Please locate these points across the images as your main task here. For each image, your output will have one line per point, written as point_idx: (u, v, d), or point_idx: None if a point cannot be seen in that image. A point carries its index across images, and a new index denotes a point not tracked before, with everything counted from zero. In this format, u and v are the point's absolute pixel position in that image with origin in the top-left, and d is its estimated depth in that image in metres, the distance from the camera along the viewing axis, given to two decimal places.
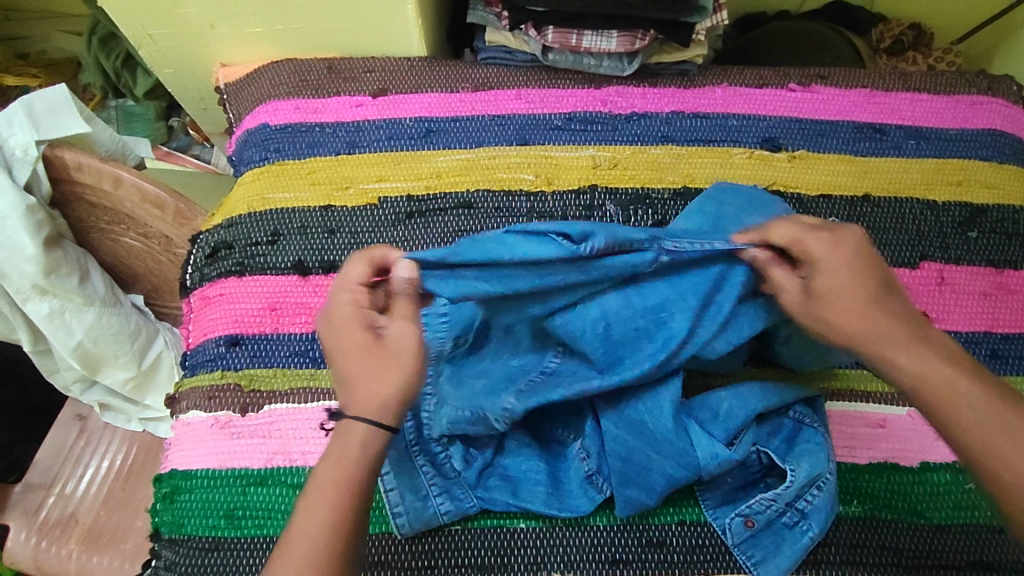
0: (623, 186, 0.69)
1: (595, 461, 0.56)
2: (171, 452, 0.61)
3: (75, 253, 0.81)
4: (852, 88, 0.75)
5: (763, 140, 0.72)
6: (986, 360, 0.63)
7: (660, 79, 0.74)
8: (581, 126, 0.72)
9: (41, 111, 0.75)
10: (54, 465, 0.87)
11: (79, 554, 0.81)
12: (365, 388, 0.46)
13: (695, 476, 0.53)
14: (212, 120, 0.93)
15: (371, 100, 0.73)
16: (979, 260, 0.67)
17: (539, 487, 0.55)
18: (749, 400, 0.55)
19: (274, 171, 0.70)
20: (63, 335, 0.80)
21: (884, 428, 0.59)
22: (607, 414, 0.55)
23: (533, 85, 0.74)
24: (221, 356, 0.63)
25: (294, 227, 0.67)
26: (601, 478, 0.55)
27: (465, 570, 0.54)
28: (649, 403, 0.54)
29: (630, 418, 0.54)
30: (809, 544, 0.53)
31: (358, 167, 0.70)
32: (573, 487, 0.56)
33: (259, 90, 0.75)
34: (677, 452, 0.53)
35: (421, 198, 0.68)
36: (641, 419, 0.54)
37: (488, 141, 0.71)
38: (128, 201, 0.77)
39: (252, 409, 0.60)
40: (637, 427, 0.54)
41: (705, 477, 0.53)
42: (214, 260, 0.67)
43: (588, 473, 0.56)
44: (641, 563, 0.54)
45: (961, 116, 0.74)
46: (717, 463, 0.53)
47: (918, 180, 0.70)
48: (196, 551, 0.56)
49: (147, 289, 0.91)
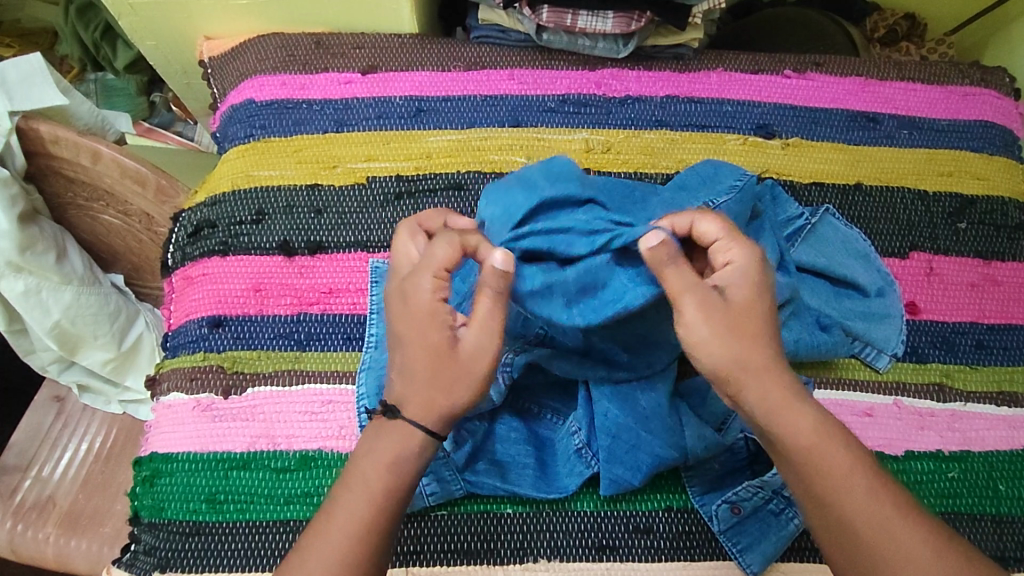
0: (616, 169, 0.68)
1: (586, 440, 0.55)
2: (151, 435, 0.60)
3: (51, 230, 0.78)
4: (847, 76, 0.75)
5: (758, 127, 0.71)
6: (972, 351, 0.63)
7: (655, 63, 0.73)
8: (574, 108, 0.71)
9: (15, 79, 0.72)
10: (30, 448, 0.85)
11: (56, 538, 0.79)
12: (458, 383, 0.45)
13: (683, 457, 0.53)
14: (195, 95, 0.90)
15: (361, 77, 0.71)
16: (967, 251, 0.67)
17: (527, 471, 0.55)
18: None
19: (259, 148, 0.68)
20: (39, 315, 0.77)
21: (871, 417, 0.60)
22: (601, 398, 0.54)
23: (527, 66, 0.73)
24: (203, 337, 0.61)
25: (279, 206, 0.66)
26: (590, 452, 0.55)
27: (450, 555, 0.53)
28: (646, 388, 0.54)
29: (625, 400, 0.54)
30: (795, 532, 0.54)
31: (345, 145, 0.68)
32: (562, 469, 0.55)
33: (244, 64, 0.73)
34: (668, 431, 0.53)
35: (411, 179, 0.67)
36: (635, 402, 0.54)
37: (479, 122, 0.70)
38: (108, 176, 0.75)
39: (235, 392, 0.59)
40: (630, 406, 0.53)
41: (692, 458, 0.54)
42: (197, 238, 0.65)
43: (579, 447, 0.55)
44: (629, 549, 0.54)
45: (953, 106, 0.74)
46: (704, 445, 0.53)
47: (910, 170, 0.70)
48: (176, 536, 0.55)
49: (127, 269, 0.89)
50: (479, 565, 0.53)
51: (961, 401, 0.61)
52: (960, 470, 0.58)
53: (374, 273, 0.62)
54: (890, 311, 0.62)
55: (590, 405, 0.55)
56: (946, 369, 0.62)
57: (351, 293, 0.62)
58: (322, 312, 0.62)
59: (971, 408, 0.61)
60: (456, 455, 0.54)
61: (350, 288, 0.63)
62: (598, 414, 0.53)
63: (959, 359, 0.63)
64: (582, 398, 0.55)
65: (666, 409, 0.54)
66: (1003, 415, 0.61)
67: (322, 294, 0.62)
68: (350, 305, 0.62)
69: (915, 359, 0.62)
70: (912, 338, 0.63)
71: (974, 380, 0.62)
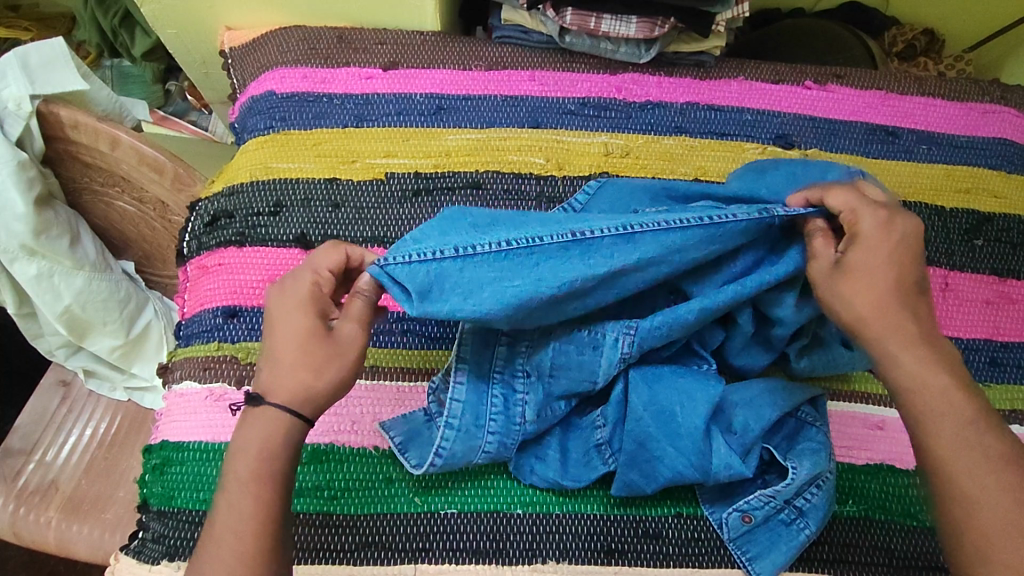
0: (635, 174, 0.68)
1: (608, 437, 0.55)
2: (162, 424, 0.60)
3: (65, 214, 0.78)
4: (867, 90, 0.75)
5: (777, 137, 0.71)
6: (985, 367, 0.63)
7: (676, 69, 0.74)
8: (594, 112, 0.71)
9: (36, 63, 0.73)
10: (35, 432, 0.85)
11: (58, 523, 0.78)
12: (277, 374, 0.46)
13: (703, 479, 0.52)
14: (213, 85, 0.90)
15: (382, 73, 0.71)
16: (983, 268, 0.67)
17: (546, 463, 0.55)
18: (766, 411, 0.54)
19: (278, 140, 0.68)
20: (50, 299, 0.77)
21: (883, 430, 0.60)
22: (638, 400, 0.53)
23: (549, 68, 0.73)
24: (218, 327, 0.61)
25: (298, 198, 0.66)
26: (609, 450, 0.55)
27: (459, 553, 0.53)
28: (686, 405, 0.53)
29: (660, 413, 0.53)
30: (806, 541, 0.53)
31: (365, 140, 0.68)
32: (578, 463, 0.55)
33: (265, 56, 0.73)
34: (696, 451, 0.52)
35: (429, 176, 0.67)
36: (672, 418, 0.53)
37: (499, 122, 0.70)
38: (125, 163, 0.75)
39: (249, 382, 0.59)
40: (665, 420, 0.53)
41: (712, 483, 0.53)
42: (214, 228, 0.65)
43: (599, 442, 0.55)
44: (638, 554, 0.54)
45: (973, 123, 0.74)
46: (730, 472, 0.52)
47: (927, 185, 0.70)
48: (186, 524, 0.55)
49: (138, 256, 0.90)
50: (487, 565, 0.53)
51: None
52: None
53: None
54: None
55: (624, 403, 0.55)
56: None
57: None
58: None
59: None
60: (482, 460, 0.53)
61: None
62: (632, 417, 0.53)
63: (972, 376, 0.63)
64: (617, 393, 0.55)
65: (701, 430, 0.52)
66: (1015, 433, 0.61)
67: None
68: None
69: None
70: None
71: (986, 397, 0.62)
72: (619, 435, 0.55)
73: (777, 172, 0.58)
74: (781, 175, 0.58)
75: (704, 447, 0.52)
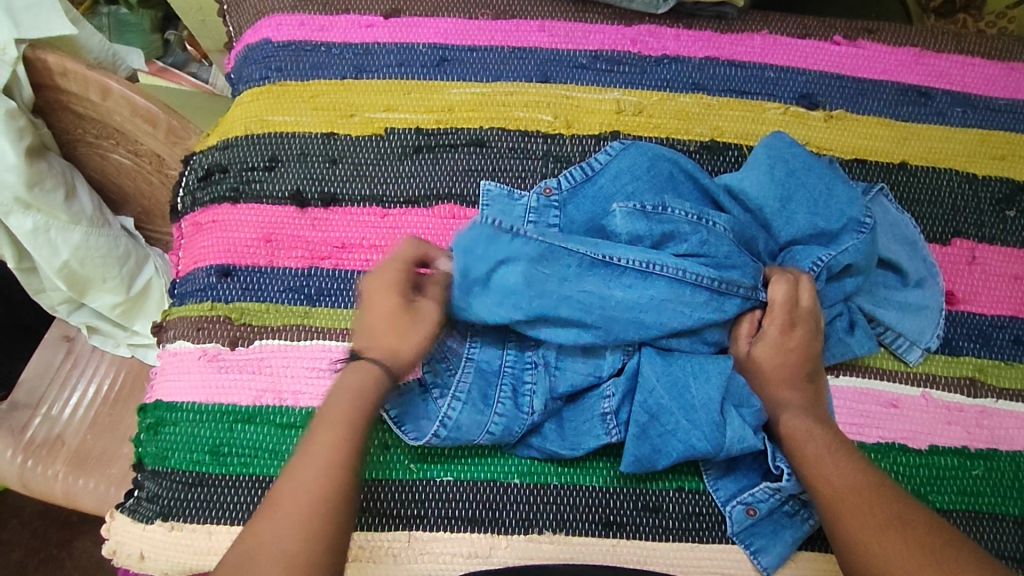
0: (647, 134, 0.64)
1: (615, 407, 0.52)
2: (156, 382, 0.59)
3: (60, 167, 0.76)
4: (900, 46, 0.70)
5: (801, 96, 0.67)
6: (1009, 346, 0.60)
7: (695, 21, 0.69)
8: (607, 66, 0.67)
9: (21, 6, 0.68)
10: (39, 386, 0.85)
11: (65, 476, 0.79)
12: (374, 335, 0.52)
13: (716, 451, 0.51)
14: (210, 34, 0.86)
15: (383, 21, 0.68)
16: (1014, 241, 0.63)
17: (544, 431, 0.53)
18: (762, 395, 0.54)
19: (274, 92, 0.65)
20: (48, 254, 0.76)
21: (896, 408, 0.57)
22: (651, 372, 0.52)
23: (560, 18, 0.69)
24: (211, 287, 0.59)
25: (293, 153, 0.63)
26: (614, 420, 0.52)
27: (456, 522, 0.52)
28: (699, 377, 0.52)
29: (674, 385, 0.52)
30: (809, 532, 0.52)
31: (364, 93, 0.65)
32: (579, 428, 0.53)
33: (261, 2, 0.70)
34: (711, 422, 0.51)
35: (430, 132, 0.64)
36: (686, 388, 0.52)
37: (505, 76, 0.66)
38: (117, 114, 0.72)
39: (243, 343, 0.58)
40: (678, 389, 0.52)
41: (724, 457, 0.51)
42: (208, 183, 0.63)
43: (605, 411, 0.53)
44: (636, 527, 0.53)
45: (1013, 85, 0.69)
46: (743, 445, 0.51)
47: (959, 151, 0.66)
48: (180, 485, 0.54)
49: (137, 212, 0.88)
50: (483, 533, 0.52)
51: (993, 397, 0.58)
52: (984, 468, 0.56)
53: (486, 194, 0.59)
54: (929, 302, 0.59)
55: (634, 375, 0.53)
56: (980, 364, 0.59)
57: (364, 249, 0.60)
58: (334, 267, 0.60)
59: (1003, 406, 0.58)
60: (480, 436, 0.52)
61: (364, 244, 0.60)
62: (643, 388, 0.52)
63: (994, 354, 0.60)
64: (630, 366, 0.53)
65: (716, 402, 0.51)
66: None
67: (335, 249, 0.60)
68: (363, 262, 0.60)
69: (948, 351, 0.59)
70: (947, 329, 0.60)
71: (1008, 377, 0.59)
72: (625, 404, 0.53)
73: (824, 173, 0.59)
74: (814, 175, 0.59)
75: (718, 420, 0.51)
